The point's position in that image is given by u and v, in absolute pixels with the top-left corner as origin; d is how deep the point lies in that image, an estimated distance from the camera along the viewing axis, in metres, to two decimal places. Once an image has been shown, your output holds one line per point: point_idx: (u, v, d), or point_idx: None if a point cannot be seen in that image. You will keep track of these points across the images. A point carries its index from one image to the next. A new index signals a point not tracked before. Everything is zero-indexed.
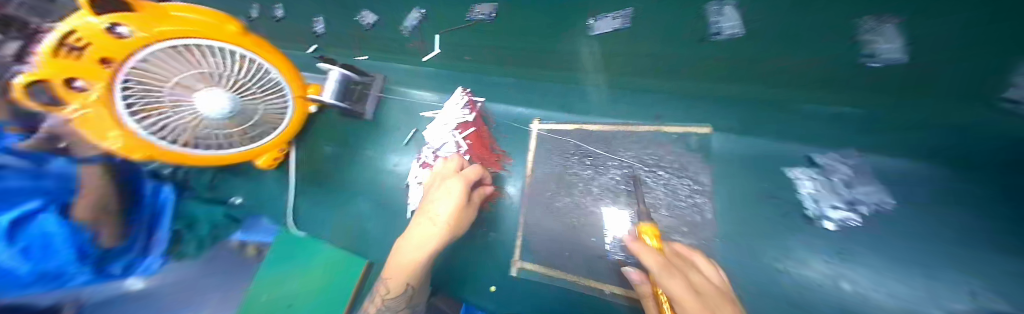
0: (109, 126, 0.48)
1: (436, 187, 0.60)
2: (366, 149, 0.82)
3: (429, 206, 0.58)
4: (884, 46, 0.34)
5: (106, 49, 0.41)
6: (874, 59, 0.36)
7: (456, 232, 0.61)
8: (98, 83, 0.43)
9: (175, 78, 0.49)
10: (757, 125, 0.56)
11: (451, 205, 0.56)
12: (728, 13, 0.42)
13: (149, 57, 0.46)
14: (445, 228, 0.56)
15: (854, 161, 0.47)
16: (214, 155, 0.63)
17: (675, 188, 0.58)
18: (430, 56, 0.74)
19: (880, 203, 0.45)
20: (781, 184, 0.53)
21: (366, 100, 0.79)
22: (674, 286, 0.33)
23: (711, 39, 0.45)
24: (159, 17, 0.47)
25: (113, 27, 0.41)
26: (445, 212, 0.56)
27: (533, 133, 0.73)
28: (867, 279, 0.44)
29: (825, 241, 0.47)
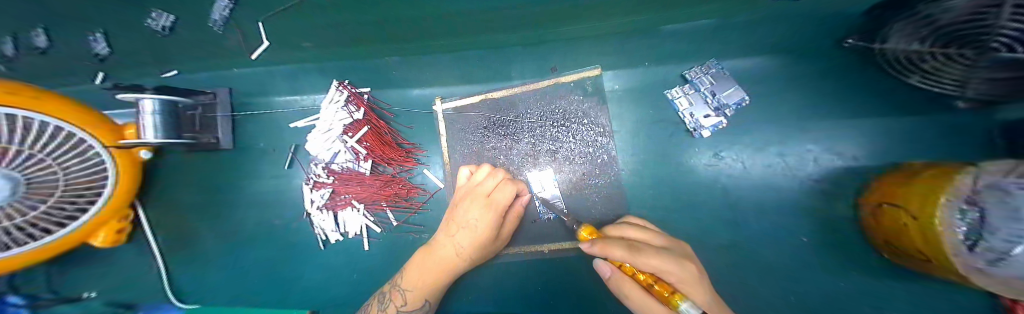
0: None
1: (466, 200, 0.51)
2: (250, 184, 0.67)
3: (457, 219, 0.50)
4: None
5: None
6: None
7: (483, 256, 0.52)
8: None
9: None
10: (643, 53, 0.54)
11: (486, 215, 0.48)
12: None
13: None
14: (471, 247, 0.48)
15: (715, 69, 0.52)
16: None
17: (582, 136, 0.59)
18: (259, 52, 0.55)
19: (738, 103, 0.52)
20: (665, 107, 0.56)
21: (213, 126, 0.61)
22: (647, 259, 0.31)
23: None
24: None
25: None
26: (478, 229, 0.48)
27: (439, 116, 0.65)
28: (736, 169, 0.53)
29: (703, 148, 0.54)
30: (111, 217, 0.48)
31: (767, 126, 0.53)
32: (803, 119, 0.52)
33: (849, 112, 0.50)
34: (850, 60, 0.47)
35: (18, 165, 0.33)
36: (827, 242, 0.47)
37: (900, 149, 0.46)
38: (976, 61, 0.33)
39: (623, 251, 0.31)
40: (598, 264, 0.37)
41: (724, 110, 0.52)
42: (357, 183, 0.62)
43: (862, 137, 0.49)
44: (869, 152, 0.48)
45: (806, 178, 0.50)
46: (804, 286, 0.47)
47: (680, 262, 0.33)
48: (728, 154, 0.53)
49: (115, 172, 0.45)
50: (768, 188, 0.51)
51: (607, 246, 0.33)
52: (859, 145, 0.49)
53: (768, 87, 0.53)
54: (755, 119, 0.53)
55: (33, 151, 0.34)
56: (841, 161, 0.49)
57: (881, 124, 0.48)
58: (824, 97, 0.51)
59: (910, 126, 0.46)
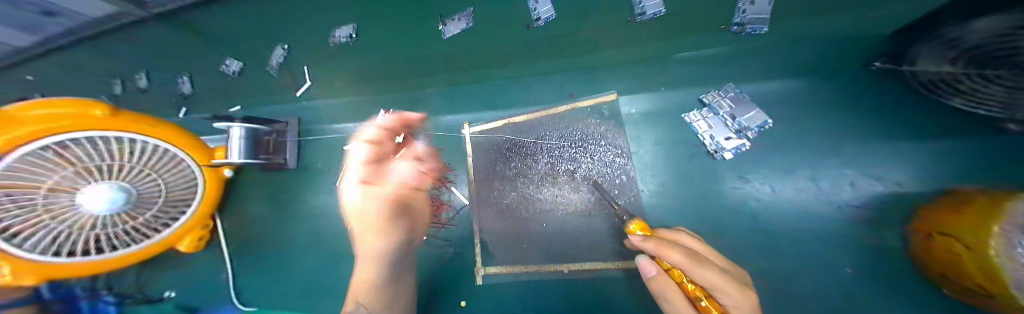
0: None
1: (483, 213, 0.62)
2: (305, 199, 0.78)
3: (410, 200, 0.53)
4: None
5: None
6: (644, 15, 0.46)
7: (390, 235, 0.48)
8: None
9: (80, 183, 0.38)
10: (658, 78, 0.58)
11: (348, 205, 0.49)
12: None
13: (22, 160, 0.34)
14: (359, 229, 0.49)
15: (734, 93, 0.53)
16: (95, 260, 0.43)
17: (600, 157, 0.62)
18: (303, 89, 0.71)
19: (761, 125, 0.52)
20: (685, 129, 0.57)
21: (283, 149, 0.72)
22: (705, 274, 0.31)
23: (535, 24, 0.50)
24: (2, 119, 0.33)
25: None
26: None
27: (467, 140, 0.71)
28: (764, 192, 0.52)
29: (725, 171, 0.54)
30: (195, 226, 0.58)
31: (792, 149, 0.52)
32: (832, 142, 0.51)
33: (883, 135, 0.49)
34: (876, 82, 0.47)
35: (134, 178, 0.43)
36: (880, 275, 0.43)
37: (947, 174, 0.44)
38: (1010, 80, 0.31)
39: (683, 257, 0.31)
40: (641, 263, 0.37)
41: (746, 132, 0.52)
42: None
43: (903, 160, 0.47)
44: (914, 178, 0.45)
45: (845, 204, 0.48)
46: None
47: (743, 294, 0.32)
48: (753, 175, 0.53)
49: (202, 186, 0.55)
50: (802, 214, 0.49)
51: (664, 247, 0.32)
52: (900, 169, 0.46)
53: (792, 111, 0.53)
54: (779, 141, 0.53)
55: (134, 164, 0.43)
56: (881, 187, 0.47)
57: (921, 149, 0.46)
58: (853, 122, 0.50)
59: (960, 150, 0.44)
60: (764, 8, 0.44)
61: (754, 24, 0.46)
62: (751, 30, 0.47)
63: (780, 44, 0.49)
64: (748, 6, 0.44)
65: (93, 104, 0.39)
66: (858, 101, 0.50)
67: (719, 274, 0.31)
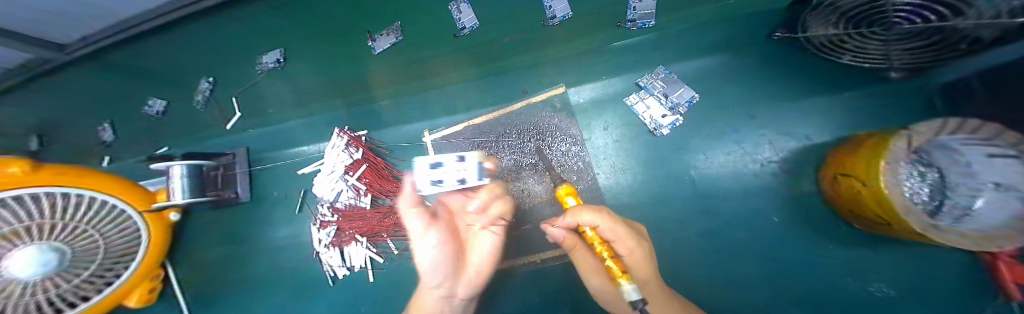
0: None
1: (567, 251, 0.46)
2: (266, 231, 0.74)
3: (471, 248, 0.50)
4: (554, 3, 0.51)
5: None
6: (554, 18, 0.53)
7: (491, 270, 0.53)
8: None
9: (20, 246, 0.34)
10: (597, 68, 0.61)
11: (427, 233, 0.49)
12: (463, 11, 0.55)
13: None
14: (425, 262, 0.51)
15: (664, 74, 0.58)
16: None
17: (557, 147, 0.64)
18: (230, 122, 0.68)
19: (689, 100, 0.57)
20: (629, 111, 0.61)
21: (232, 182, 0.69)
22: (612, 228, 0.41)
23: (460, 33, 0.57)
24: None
25: None
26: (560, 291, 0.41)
27: (429, 146, 0.71)
28: (703, 160, 0.56)
29: (669, 146, 0.58)
30: (145, 275, 0.55)
31: (723, 117, 0.57)
32: (755, 106, 0.56)
33: (794, 95, 0.54)
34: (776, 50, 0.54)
35: (68, 237, 0.39)
36: (804, 219, 0.49)
37: (841, 124, 0.51)
38: (887, 34, 0.39)
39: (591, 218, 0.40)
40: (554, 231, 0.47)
41: (678, 109, 0.57)
42: (358, 217, 0.67)
43: (812, 116, 0.52)
44: (823, 130, 0.51)
45: (771, 160, 0.53)
46: (793, 265, 0.48)
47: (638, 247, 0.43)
48: (692, 145, 0.57)
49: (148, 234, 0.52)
50: (738, 174, 0.54)
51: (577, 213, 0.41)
52: (810, 123, 0.52)
53: (718, 83, 0.58)
54: (711, 112, 0.57)
55: (78, 223, 0.41)
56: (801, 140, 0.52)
57: (825, 103, 0.52)
58: (772, 86, 0.56)
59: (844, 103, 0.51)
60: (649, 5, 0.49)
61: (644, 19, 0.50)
62: (642, 24, 0.51)
63: None
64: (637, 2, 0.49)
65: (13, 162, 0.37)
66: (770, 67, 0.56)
67: (619, 224, 0.42)
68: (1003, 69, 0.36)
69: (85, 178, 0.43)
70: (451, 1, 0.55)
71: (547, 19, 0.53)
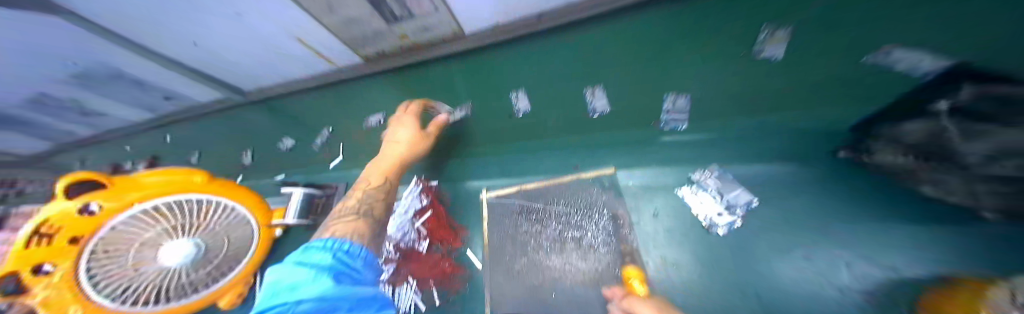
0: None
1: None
2: None
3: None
4: (595, 101, 0.75)
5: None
6: (595, 111, 0.75)
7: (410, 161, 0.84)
8: None
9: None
10: (648, 157, 0.70)
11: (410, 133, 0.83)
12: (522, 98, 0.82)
13: None
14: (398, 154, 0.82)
15: (717, 174, 0.62)
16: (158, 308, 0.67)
17: (603, 225, 0.67)
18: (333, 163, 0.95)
19: (748, 204, 0.58)
20: (680, 202, 0.63)
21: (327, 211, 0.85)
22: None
23: (517, 114, 0.83)
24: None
25: None
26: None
27: (485, 203, 0.81)
28: (774, 270, 0.52)
29: (727, 247, 0.56)
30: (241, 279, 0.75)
31: (793, 224, 0.54)
32: (842, 218, 0.51)
33: (899, 214, 0.48)
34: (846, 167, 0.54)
35: None
36: None
37: None
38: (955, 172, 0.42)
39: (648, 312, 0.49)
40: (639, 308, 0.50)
41: (735, 209, 0.58)
42: (415, 259, 0.75)
43: (937, 245, 0.43)
44: (944, 265, 0.42)
45: (873, 291, 0.44)
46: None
47: None
48: (755, 248, 0.54)
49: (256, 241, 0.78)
50: (819, 298, 0.47)
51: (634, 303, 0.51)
52: (936, 254, 0.43)
53: (786, 190, 0.57)
54: (775, 216, 0.56)
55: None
56: (905, 272, 0.43)
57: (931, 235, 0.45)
58: (864, 205, 0.50)
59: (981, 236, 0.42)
60: (679, 110, 0.68)
61: (676, 121, 0.68)
62: (675, 126, 0.68)
63: (724, 131, 0.64)
64: (670, 107, 0.68)
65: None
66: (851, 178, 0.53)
67: None
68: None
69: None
70: (514, 92, 0.83)
71: (588, 112, 0.76)
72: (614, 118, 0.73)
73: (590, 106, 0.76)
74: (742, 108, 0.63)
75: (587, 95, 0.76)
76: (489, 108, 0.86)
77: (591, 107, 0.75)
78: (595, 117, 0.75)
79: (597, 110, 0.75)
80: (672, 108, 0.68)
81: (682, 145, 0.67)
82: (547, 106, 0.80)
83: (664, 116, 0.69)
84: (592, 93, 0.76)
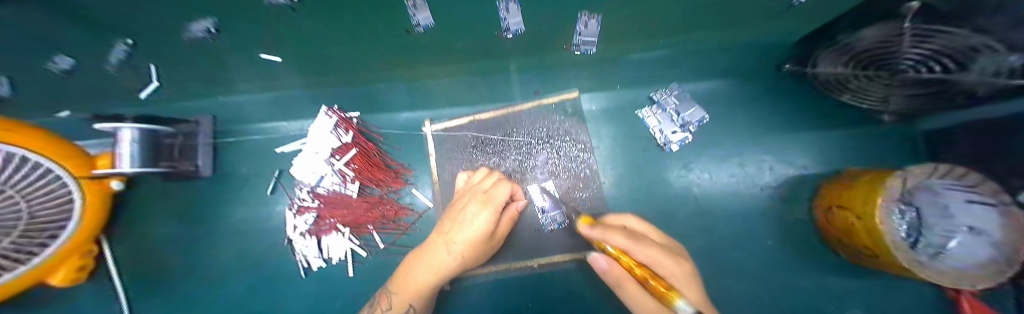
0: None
1: (465, 197, 0.54)
2: (228, 213, 0.65)
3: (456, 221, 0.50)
4: (510, 17, 0.49)
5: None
6: (508, 32, 0.52)
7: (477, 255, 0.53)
8: None
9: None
10: (613, 77, 0.61)
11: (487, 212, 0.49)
12: (419, 4, 0.48)
13: None
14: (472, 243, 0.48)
15: (678, 91, 0.59)
16: None
17: (564, 151, 0.63)
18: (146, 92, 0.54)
19: (700, 120, 0.58)
20: (638, 123, 0.62)
21: (192, 153, 0.59)
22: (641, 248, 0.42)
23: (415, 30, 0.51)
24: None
25: None
26: (475, 225, 0.48)
27: (428, 138, 0.67)
28: (705, 179, 0.58)
29: (675, 161, 0.59)
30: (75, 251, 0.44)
31: (726, 140, 0.59)
32: (752, 131, 0.59)
33: (786, 125, 0.59)
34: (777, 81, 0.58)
35: None
36: (804, 249, 0.51)
37: (828, 159, 0.55)
38: (891, 79, 0.42)
39: (622, 240, 0.43)
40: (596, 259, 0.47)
41: (690, 126, 0.58)
42: (344, 206, 0.61)
43: (799, 146, 0.57)
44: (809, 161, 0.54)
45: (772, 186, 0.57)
46: (799, 290, 0.50)
47: (675, 263, 0.42)
48: (695, 160, 0.59)
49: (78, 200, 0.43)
50: (738, 196, 0.56)
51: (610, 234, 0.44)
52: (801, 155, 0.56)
53: (723, 107, 0.61)
54: (715, 132, 0.59)
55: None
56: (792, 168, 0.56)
57: (814, 138, 0.57)
58: (770, 119, 0.60)
59: (829, 138, 0.56)
60: (593, 32, 0.52)
61: (586, 45, 0.54)
62: (584, 50, 0.56)
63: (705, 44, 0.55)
64: (581, 30, 0.52)
65: None
66: (768, 94, 0.60)
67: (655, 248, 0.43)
68: (997, 123, 0.37)
69: (2, 131, 0.35)
70: None
71: (501, 31, 0.52)
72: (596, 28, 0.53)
73: (502, 22, 0.50)
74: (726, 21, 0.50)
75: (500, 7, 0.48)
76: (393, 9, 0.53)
77: (503, 24, 0.51)
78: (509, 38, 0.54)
79: (511, 30, 0.52)
80: (585, 30, 0.52)
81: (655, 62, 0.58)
82: None
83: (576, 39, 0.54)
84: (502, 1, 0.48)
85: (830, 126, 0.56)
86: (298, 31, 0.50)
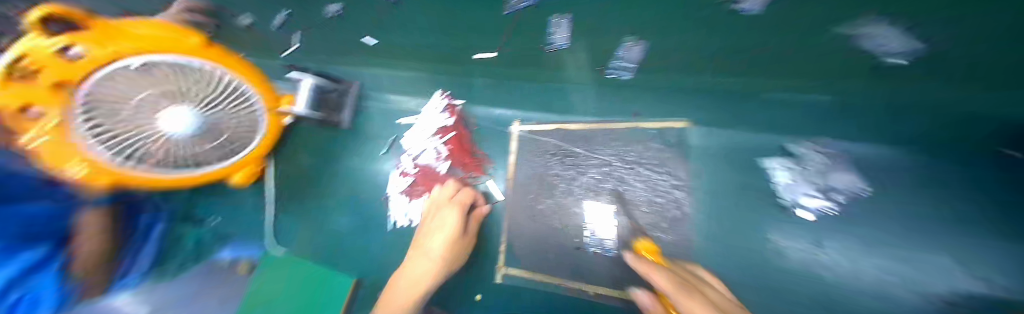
0: (65, 155, 0.42)
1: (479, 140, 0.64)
2: (344, 162, 0.78)
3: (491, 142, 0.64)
4: (559, 33, 0.62)
5: (65, 71, 0.33)
6: (554, 46, 0.62)
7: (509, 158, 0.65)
8: (103, 49, 0.36)
9: (140, 99, 0.40)
10: (732, 117, 0.56)
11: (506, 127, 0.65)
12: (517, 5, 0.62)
13: (119, 78, 0.38)
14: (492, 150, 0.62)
15: (830, 150, 0.50)
16: (163, 174, 0.52)
17: (652, 183, 0.59)
18: (286, 53, 0.77)
19: (859, 192, 0.49)
20: (757, 174, 0.54)
21: (341, 108, 0.74)
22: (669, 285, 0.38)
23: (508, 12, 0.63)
24: (109, 29, 0.38)
25: (65, 49, 0.33)
26: (443, 230, 0.57)
27: (514, 136, 0.71)
28: (835, 256, 0.48)
29: (800, 232, 0.50)
30: (250, 161, 0.66)
31: (881, 226, 0.48)
32: (922, 220, 0.47)
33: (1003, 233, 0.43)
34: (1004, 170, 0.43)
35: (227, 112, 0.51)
36: None
37: None
38: None
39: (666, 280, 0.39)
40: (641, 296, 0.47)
41: (836, 195, 0.49)
42: (433, 180, 0.69)
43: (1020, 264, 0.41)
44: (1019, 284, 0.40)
45: (948, 305, 0.42)
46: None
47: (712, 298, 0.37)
48: (832, 235, 0.49)
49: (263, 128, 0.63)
50: (882, 299, 0.45)
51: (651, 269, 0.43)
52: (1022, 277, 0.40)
53: (883, 186, 0.49)
54: (863, 208, 0.49)
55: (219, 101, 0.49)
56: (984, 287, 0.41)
57: None
58: (983, 218, 0.44)
59: None
60: (632, 59, 0.58)
61: (623, 70, 0.60)
62: (620, 75, 0.61)
63: (845, 101, 0.49)
64: (624, 54, 0.59)
65: (192, 34, 0.45)
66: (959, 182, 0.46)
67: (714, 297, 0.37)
68: None
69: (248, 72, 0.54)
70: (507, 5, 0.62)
71: (548, 46, 0.64)
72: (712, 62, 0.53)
73: (551, 37, 0.62)
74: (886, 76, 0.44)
75: (551, 24, 0.62)
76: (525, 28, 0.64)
77: (551, 40, 0.63)
78: (550, 53, 0.64)
79: (556, 45, 0.62)
80: (624, 55, 0.59)
81: (774, 110, 0.53)
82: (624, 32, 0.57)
83: (614, 62, 0.60)
84: (556, 22, 0.62)
85: None
86: (456, 31, 0.67)
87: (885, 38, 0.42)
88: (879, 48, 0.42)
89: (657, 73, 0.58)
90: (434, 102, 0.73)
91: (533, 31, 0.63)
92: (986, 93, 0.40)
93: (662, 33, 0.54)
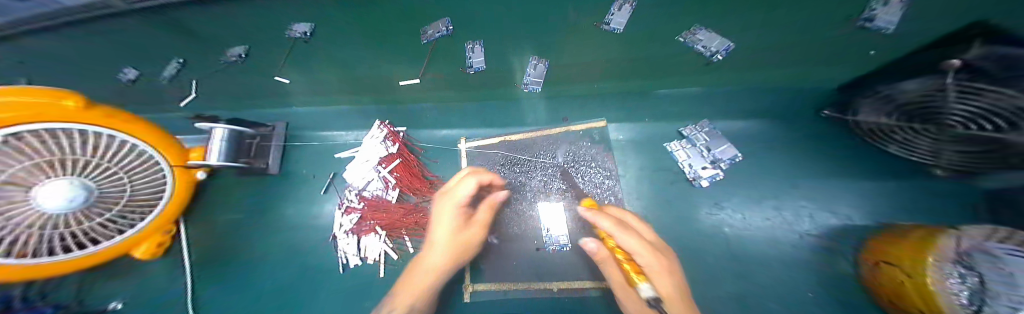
0: None
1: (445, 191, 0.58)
2: (284, 207, 0.73)
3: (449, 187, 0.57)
4: (474, 56, 0.64)
5: None
6: (471, 67, 0.65)
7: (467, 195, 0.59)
8: None
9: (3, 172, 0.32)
10: (642, 111, 0.66)
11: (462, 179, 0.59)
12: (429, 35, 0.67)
13: None
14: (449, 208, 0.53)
15: (708, 128, 0.61)
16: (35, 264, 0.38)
17: (589, 177, 0.66)
18: (188, 101, 0.68)
19: (732, 158, 0.60)
20: (666, 155, 0.64)
21: (264, 153, 0.69)
22: (626, 238, 0.41)
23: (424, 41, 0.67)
24: None
25: None
26: (441, 226, 0.52)
27: (462, 153, 0.73)
28: (729, 211, 0.59)
29: (705, 197, 0.61)
30: (158, 229, 0.52)
31: (757, 182, 0.60)
32: (782, 171, 0.60)
33: (826, 172, 0.58)
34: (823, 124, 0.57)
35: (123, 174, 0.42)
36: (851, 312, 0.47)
37: (881, 210, 0.52)
38: (941, 133, 0.42)
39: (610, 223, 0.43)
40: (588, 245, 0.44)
41: (721, 163, 0.60)
42: (382, 210, 0.67)
43: (839, 191, 0.56)
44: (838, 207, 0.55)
45: (806, 233, 0.55)
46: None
47: (655, 255, 0.41)
48: (727, 196, 0.60)
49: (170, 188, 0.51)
50: (773, 241, 0.56)
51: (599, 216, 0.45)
52: (843, 201, 0.55)
53: (753, 150, 0.62)
54: (742, 170, 0.61)
55: (107, 163, 0.40)
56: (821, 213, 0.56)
57: (861, 186, 0.55)
58: (808, 163, 0.60)
59: (874, 186, 0.54)
60: (539, 74, 0.63)
61: (533, 84, 0.64)
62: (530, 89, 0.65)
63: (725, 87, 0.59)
64: (532, 70, 0.63)
65: (69, 96, 0.38)
66: (795, 138, 0.61)
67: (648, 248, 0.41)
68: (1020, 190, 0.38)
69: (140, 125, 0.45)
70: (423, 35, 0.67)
71: (466, 68, 0.65)
72: (619, 67, 0.61)
73: (468, 60, 0.65)
74: (740, 65, 0.56)
75: (467, 49, 0.65)
76: (453, 53, 0.67)
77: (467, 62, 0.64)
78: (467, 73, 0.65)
79: (474, 67, 0.64)
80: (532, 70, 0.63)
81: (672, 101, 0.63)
82: (541, 49, 0.63)
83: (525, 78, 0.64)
84: (470, 47, 0.65)
85: (870, 172, 0.55)
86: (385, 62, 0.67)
87: (706, 40, 0.56)
88: (706, 48, 0.55)
89: (577, 80, 0.64)
90: (374, 131, 0.70)
91: (453, 55, 0.66)
92: (801, 71, 0.54)
93: (574, 48, 0.62)
